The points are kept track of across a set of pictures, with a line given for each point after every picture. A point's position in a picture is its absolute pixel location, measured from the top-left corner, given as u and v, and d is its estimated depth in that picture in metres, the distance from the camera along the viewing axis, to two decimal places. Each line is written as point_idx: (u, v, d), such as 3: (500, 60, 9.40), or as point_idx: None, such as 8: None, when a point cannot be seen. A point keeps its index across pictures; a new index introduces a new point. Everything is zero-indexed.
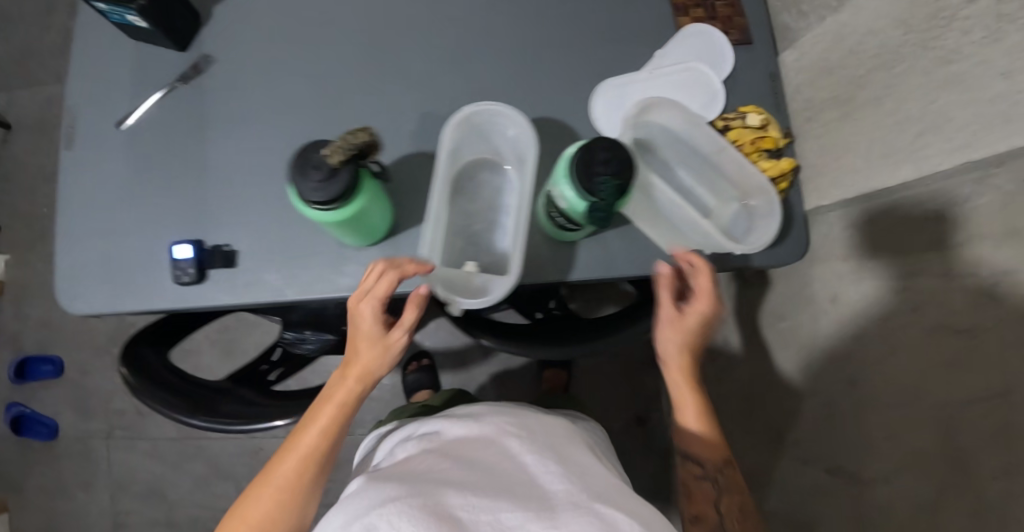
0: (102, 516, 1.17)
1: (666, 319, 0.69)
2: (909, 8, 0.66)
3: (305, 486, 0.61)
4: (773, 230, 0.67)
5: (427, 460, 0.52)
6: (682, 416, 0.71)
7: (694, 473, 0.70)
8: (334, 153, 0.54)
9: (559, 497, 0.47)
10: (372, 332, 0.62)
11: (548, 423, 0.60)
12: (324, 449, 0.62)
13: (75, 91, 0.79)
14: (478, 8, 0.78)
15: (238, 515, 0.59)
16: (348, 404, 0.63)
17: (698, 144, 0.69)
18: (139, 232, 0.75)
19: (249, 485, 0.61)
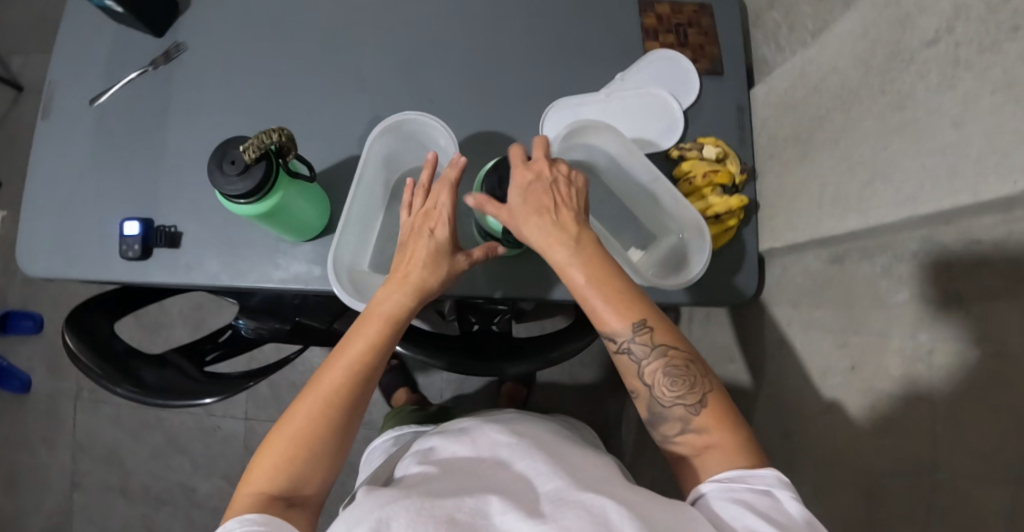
0: (63, 474, 1.21)
1: (525, 218, 0.58)
2: (871, 49, 0.63)
3: (341, 416, 0.53)
4: (701, 267, 0.64)
5: (430, 474, 0.52)
6: (599, 319, 0.55)
7: (649, 397, 0.55)
8: (248, 150, 0.56)
9: (549, 495, 0.47)
10: (420, 247, 0.60)
11: (537, 431, 0.60)
12: (364, 377, 0.55)
13: (56, 66, 0.82)
14: (443, 16, 0.78)
15: (271, 442, 0.52)
16: (380, 323, 0.57)
17: (636, 171, 0.67)
18: (96, 205, 0.78)
19: (287, 411, 0.53)
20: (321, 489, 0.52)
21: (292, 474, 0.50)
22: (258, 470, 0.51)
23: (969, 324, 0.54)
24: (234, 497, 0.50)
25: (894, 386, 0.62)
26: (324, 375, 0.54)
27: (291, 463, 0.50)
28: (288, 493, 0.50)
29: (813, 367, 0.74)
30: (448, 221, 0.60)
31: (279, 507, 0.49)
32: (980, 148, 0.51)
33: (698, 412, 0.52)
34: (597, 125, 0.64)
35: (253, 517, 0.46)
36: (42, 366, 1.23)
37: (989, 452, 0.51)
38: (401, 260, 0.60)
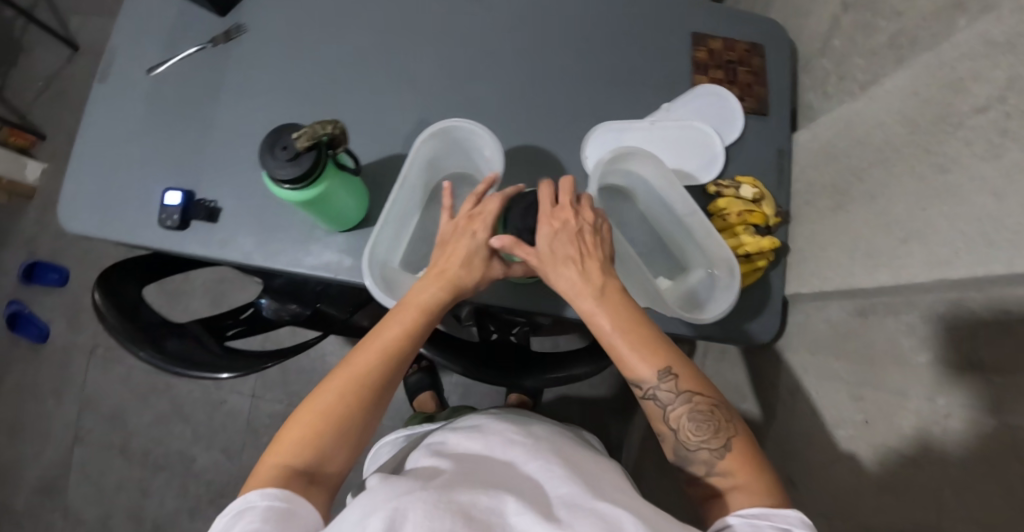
0: (66, 426, 1.23)
1: (552, 263, 0.58)
2: (920, 109, 0.64)
3: (368, 399, 0.56)
4: (728, 306, 0.65)
5: (440, 469, 0.54)
6: (624, 364, 0.55)
7: (674, 442, 0.54)
8: (302, 138, 0.57)
9: (561, 499, 0.50)
10: (460, 246, 0.61)
11: (551, 434, 0.63)
12: (393, 363, 0.58)
13: (119, 32, 0.84)
14: (500, 28, 0.80)
15: (300, 416, 0.54)
16: (416, 314, 0.59)
17: (672, 203, 0.68)
18: (140, 171, 0.80)
19: (317, 388, 0.56)
20: (343, 467, 0.55)
21: (315, 449, 0.53)
22: (283, 443, 0.53)
23: (993, 395, 0.54)
24: (258, 465, 0.52)
25: (907, 445, 0.62)
26: (358, 359, 0.57)
27: (316, 438, 0.53)
28: (309, 468, 0.52)
29: (826, 417, 0.74)
30: (489, 227, 0.61)
31: (301, 481, 0.51)
32: (1021, 220, 0.51)
33: (722, 457, 0.51)
34: (641, 153, 0.65)
35: (275, 491, 0.49)
36: (60, 318, 1.26)
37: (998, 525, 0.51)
38: (442, 255, 0.61)
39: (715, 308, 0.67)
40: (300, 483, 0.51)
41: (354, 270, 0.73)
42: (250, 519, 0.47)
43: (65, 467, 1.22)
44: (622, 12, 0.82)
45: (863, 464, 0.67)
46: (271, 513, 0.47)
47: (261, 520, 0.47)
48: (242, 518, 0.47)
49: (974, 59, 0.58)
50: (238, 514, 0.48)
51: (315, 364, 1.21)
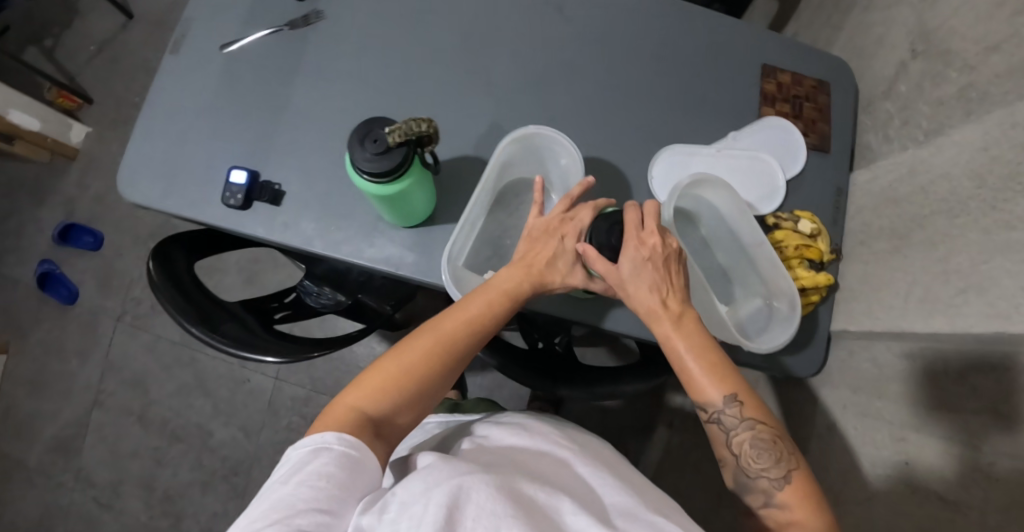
0: (87, 389, 1.23)
1: (635, 281, 0.60)
2: (989, 164, 0.65)
3: (444, 369, 0.57)
4: (787, 337, 0.67)
5: (492, 461, 0.54)
6: (694, 387, 0.57)
7: (736, 467, 0.56)
8: (395, 133, 0.58)
9: (612, 503, 0.49)
10: (549, 248, 0.63)
11: (592, 444, 0.62)
12: (470, 341, 0.59)
13: (196, 7, 0.85)
14: (576, 41, 0.81)
15: (379, 367, 0.55)
16: (501, 296, 0.61)
17: (740, 234, 0.70)
18: (207, 147, 0.81)
19: (399, 345, 0.57)
20: (406, 426, 0.56)
21: (389, 403, 0.54)
22: (360, 389, 0.54)
23: None
24: (333, 404, 0.53)
25: (950, 491, 0.63)
26: (442, 326, 0.58)
27: (393, 394, 0.54)
28: (378, 421, 0.53)
29: (865, 455, 0.75)
30: (579, 234, 0.64)
31: (371, 432, 0.52)
32: None
33: (782, 487, 0.53)
34: (717, 181, 0.68)
35: (350, 438, 0.49)
36: (92, 281, 1.26)
37: None
38: (529, 249, 0.64)
39: (773, 339, 0.68)
40: (368, 434, 0.51)
41: (415, 267, 0.74)
42: (326, 461, 0.47)
43: (81, 430, 1.21)
44: (695, 37, 0.83)
45: (902, 506, 0.68)
46: (344, 461, 0.48)
47: (334, 465, 0.47)
48: (317, 457, 0.48)
49: None
50: (313, 451, 0.48)
51: (341, 352, 1.22)
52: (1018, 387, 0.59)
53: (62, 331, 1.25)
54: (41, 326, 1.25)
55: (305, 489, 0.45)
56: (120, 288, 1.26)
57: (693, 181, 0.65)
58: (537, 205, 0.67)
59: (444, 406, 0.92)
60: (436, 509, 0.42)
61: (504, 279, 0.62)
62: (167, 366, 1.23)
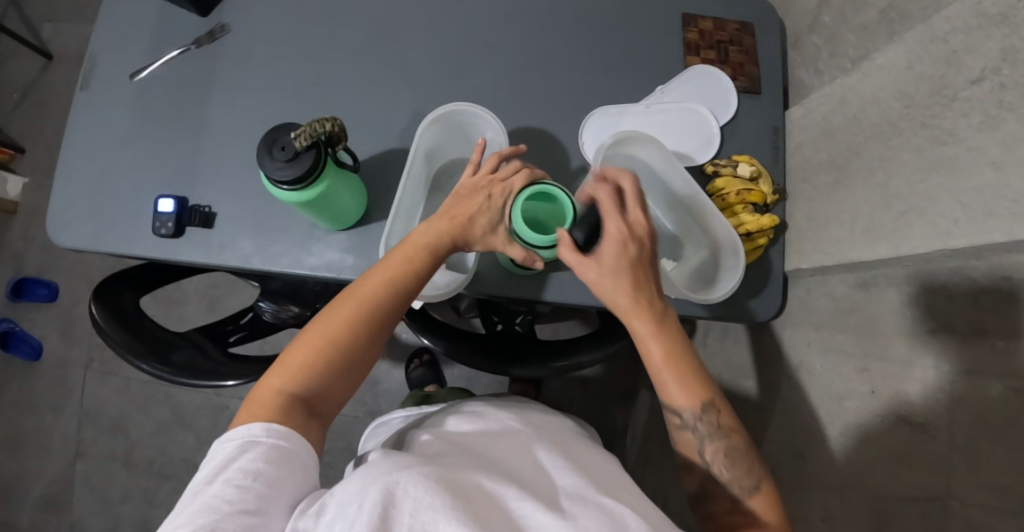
0: (67, 442, 1.21)
1: (612, 274, 0.58)
2: (915, 83, 0.64)
3: (370, 332, 0.57)
4: (733, 282, 0.65)
5: (444, 450, 0.53)
6: (665, 391, 0.58)
7: (704, 475, 0.58)
8: (301, 137, 0.57)
9: (563, 487, 0.48)
10: (475, 203, 0.61)
11: (552, 427, 0.61)
12: (391, 306, 0.58)
13: (99, 37, 0.83)
14: (489, 18, 0.79)
15: (303, 341, 0.55)
16: (422, 253, 0.59)
17: (676, 184, 0.69)
18: (131, 179, 0.78)
19: (323, 314, 0.57)
20: (338, 399, 0.56)
21: (318, 379, 0.54)
22: (286, 369, 0.54)
23: (996, 357, 0.56)
24: (259, 388, 0.52)
25: (916, 413, 0.63)
26: (362, 290, 0.57)
27: (320, 370, 0.54)
28: (309, 400, 0.53)
29: (831, 391, 0.75)
30: (505, 193, 0.62)
31: (301, 411, 0.52)
32: (1019, 189, 0.52)
33: (751, 495, 0.55)
34: (641, 136, 0.66)
35: (278, 428, 0.49)
36: (54, 333, 1.23)
37: (1005, 485, 0.54)
38: (454, 204, 0.62)
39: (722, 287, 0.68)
40: (300, 415, 0.52)
41: (356, 269, 0.73)
42: (254, 457, 0.47)
43: (67, 482, 1.20)
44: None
45: (872, 434, 0.68)
46: (272, 454, 0.47)
47: (261, 460, 0.47)
48: (245, 453, 0.47)
49: (968, 33, 0.59)
50: (240, 446, 0.48)
51: None
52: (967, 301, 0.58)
53: (32, 387, 1.23)
54: (10, 386, 1.23)
55: (231, 489, 0.45)
56: (84, 335, 1.24)
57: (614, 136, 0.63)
58: (471, 164, 0.66)
59: (415, 399, 0.96)
60: (371, 508, 0.41)
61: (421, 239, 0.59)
62: (143, 406, 1.22)
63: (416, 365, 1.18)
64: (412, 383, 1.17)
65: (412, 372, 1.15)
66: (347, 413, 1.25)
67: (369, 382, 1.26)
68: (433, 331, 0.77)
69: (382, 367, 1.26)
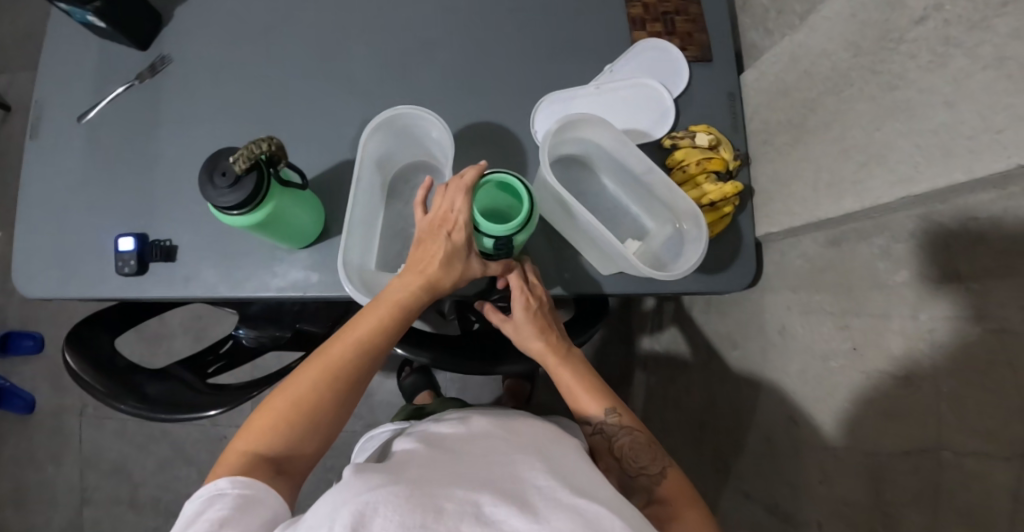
0: (71, 490, 1.21)
1: (524, 330, 0.67)
2: (862, 30, 0.63)
3: (340, 390, 0.56)
4: (699, 255, 0.65)
5: (423, 459, 0.53)
6: (578, 405, 0.65)
7: (619, 472, 0.60)
8: (239, 160, 0.56)
9: (536, 485, 0.48)
10: (439, 245, 0.58)
11: (535, 425, 0.61)
12: (361, 364, 0.57)
13: (42, 83, 0.82)
14: (429, 17, 0.78)
15: (270, 405, 0.54)
16: (391, 309, 0.58)
17: (630, 163, 0.68)
18: (89, 221, 0.78)
19: (290, 377, 0.56)
20: (309, 461, 0.55)
21: (286, 439, 0.53)
22: (253, 431, 0.53)
23: (971, 300, 0.55)
24: (226, 452, 0.52)
25: (898, 365, 0.62)
26: (330, 351, 0.57)
27: (289, 431, 0.53)
28: (278, 459, 0.53)
29: (814, 352, 0.74)
30: (468, 230, 0.58)
31: (269, 471, 0.51)
32: (975, 124, 0.51)
33: (662, 480, 0.58)
34: (591, 119, 0.65)
35: (243, 480, 0.48)
36: (45, 383, 1.23)
37: (997, 430, 0.52)
38: (423, 250, 0.59)
39: (691, 258, 0.66)
40: (267, 473, 0.51)
41: (323, 285, 0.72)
42: (220, 507, 0.46)
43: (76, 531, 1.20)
44: None
45: (858, 392, 0.67)
46: (236, 502, 0.47)
47: (230, 509, 0.46)
48: (211, 505, 0.47)
49: None
50: (208, 499, 0.47)
51: None
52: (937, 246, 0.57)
53: (29, 440, 1.23)
54: (8, 441, 1.23)
55: None
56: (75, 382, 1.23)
57: (564, 121, 0.62)
58: (419, 203, 0.61)
59: (407, 411, 0.96)
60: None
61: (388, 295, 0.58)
62: (142, 446, 1.21)
63: (408, 373, 1.18)
64: (406, 392, 1.16)
65: (404, 380, 1.15)
66: (345, 428, 1.26)
67: (362, 396, 1.27)
68: (406, 341, 0.74)
69: (373, 379, 1.27)
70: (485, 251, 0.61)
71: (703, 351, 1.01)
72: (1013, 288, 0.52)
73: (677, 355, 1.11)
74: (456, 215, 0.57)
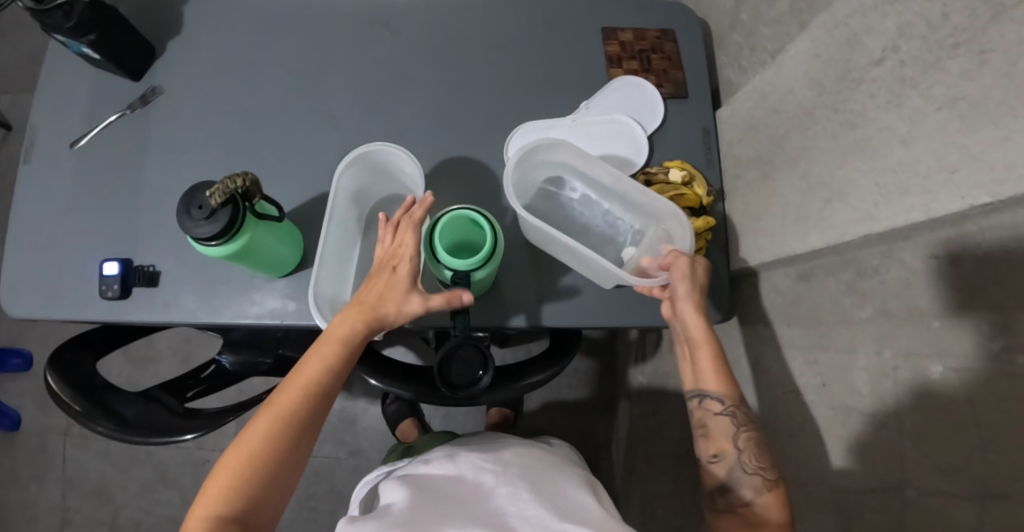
0: (53, 510, 1.22)
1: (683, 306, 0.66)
2: (824, 69, 0.65)
3: (292, 437, 0.59)
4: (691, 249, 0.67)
5: (418, 497, 0.59)
6: (701, 379, 0.66)
7: (734, 460, 0.63)
8: (214, 195, 0.57)
9: (524, 516, 0.56)
10: (383, 280, 0.61)
11: (518, 452, 0.67)
12: (309, 409, 0.60)
13: (37, 110, 0.84)
14: (412, 54, 0.82)
15: (226, 463, 0.57)
16: (336, 350, 0.60)
17: (599, 177, 0.71)
18: (73, 244, 0.79)
19: (241, 433, 0.58)
20: (273, 509, 0.59)
21: (245, 496, 0.56)
22: (212, 493, 0.56)
23: (932, 337, 0.55)
24: (191, 517, 0.55)
25: (864, 402, 0.63)
26: (280, 401, 0.60)
27: (245, 488, 0.56)
28: (243, 514, 0.56)
29: (785, 385, 0.75)
30: (412, 260, 0.60)
31: (233, 528, 0.55)
32: (930, 164, 0.52)
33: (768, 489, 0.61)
34: (547, 144, 0.69)
35: None
36: (31, 402, 1.25)
37: (959, 469, 0.52)
38: (367, 286, 0.61)
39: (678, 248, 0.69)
40: None
41: (301, 312, 0.74)
42: None
43: None
44: (529, 20, 0.84)
45: (825, 427, 0.67)
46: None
47: None
48: None
49: (865, 14, 0.59)
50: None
51: None
52: None
53: (14, 459, 1.24)
54: None
55: None
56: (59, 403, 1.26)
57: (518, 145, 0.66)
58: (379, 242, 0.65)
59: (397, 453, 0.97)
60: None
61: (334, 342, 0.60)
62: (125, 467, 1.23)
63: (392, 399, 1.19)
64: (390, 418, 1.18)
65: (391, 406, 1.17)
66: (328, 454, 1.26)
67: (346, 421, 1.27)
68: (375, 370, 0.72)
69: (357, 404, 1.28)
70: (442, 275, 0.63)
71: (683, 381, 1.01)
72: (971, 327, 0.52)
73: (658, 385, 1.11)
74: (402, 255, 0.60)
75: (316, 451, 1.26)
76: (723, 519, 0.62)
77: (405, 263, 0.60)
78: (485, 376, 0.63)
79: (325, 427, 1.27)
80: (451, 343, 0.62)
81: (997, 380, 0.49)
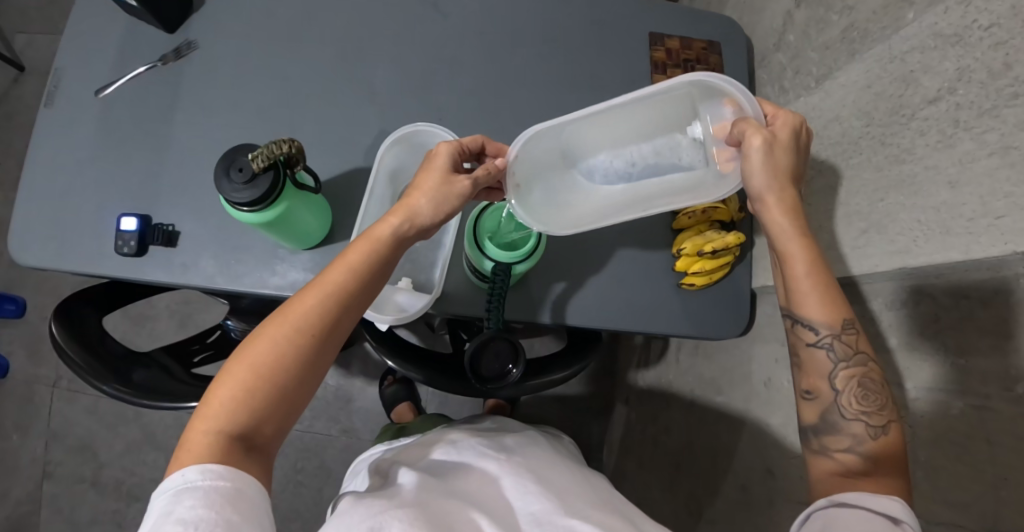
0: (33, 462, 1.23)
1: (771, 205, 0.60)
2: (875, 101, 0.66)
3: (304, 353, 0.55)
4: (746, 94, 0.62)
5: (424, 478, 0.62)
6: (800, 300, 0.60)
7: (832, 403, 0.58)
8: (257, 158, 0.56)
9: (528, 512, 0.59)
10: (417, 188, 0.61)
11: (522, 449, 0.71)
12: (326, 322, 0.56)
13: (63, 53, 0.81)
14: (458, 37, 0.80)
15: (231, 375, 0.53)
16: (365, 261, 0.58)
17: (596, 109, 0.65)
18: (92, 196, 0.77)
19: (248, 342, 0.54)
20: (280, 431, 0.54)
21: (249, 409, 0.52)
22: (212, 406, 0.52)
23: (956, 374, 0.56)
24: (189, 431, 0.51)
25: None
26: (295, 309, 0.55)
27: (250, 403, 0.52)
28: (249, 432, 0.52)
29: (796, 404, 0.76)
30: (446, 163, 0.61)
31: (237, 446, 0.51)
32: (975, 208, 0.53)
33: (877, 435, 0.55)
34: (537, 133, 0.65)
35: (213, 469, 0.48)
36: (21, 352, 1.25)
37: (968, 504, 0.53)
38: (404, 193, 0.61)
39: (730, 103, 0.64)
40: (237, 449, 0.51)
41: None
42: (191, 502, 0.46)
43: (34, 503, 1.23)
44: (579, 16, 0.83)
45: None
46: (214, 497, 0.47)
47: (200, 505, 0.46)
48: (183, 500, 0.46)
49: (925, 51, 0.59)
50: (177, 494, 0.47)
51: None
52: (938, 315, 0.58)
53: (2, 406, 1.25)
54: None
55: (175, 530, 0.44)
56: (49, 355, 1.26)
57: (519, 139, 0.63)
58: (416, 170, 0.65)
59: (391, 434, 0.96)
60: None
61: (357, 252, 0.58)
62: (112, 425, 1.24)
63: (388, 383, 1.19)
64: (387, 401, 1.17)
65: (388, 388, 1.17)
66: (321, 431, 1.25)
67: (342, 400, 1.27)
68: (396, 353, 0.71)
69: (354, 384, 1.27)
70: (490, 258, 0.67)
71: (687, 391, 1.01)
72: (997, 368, 0.52)
73: (660, 393, 1.11)
74: (439, 174, 0.61)
75: (308, 427, 1.25)
76: (817, 460, 0.58)
77: (440, 160, 0.62)
78: (515, 369, 0.65)
79: (319, 405, 1.26)
80: (488, 335, 0.64)
81: (1014, 423, 0.50)
